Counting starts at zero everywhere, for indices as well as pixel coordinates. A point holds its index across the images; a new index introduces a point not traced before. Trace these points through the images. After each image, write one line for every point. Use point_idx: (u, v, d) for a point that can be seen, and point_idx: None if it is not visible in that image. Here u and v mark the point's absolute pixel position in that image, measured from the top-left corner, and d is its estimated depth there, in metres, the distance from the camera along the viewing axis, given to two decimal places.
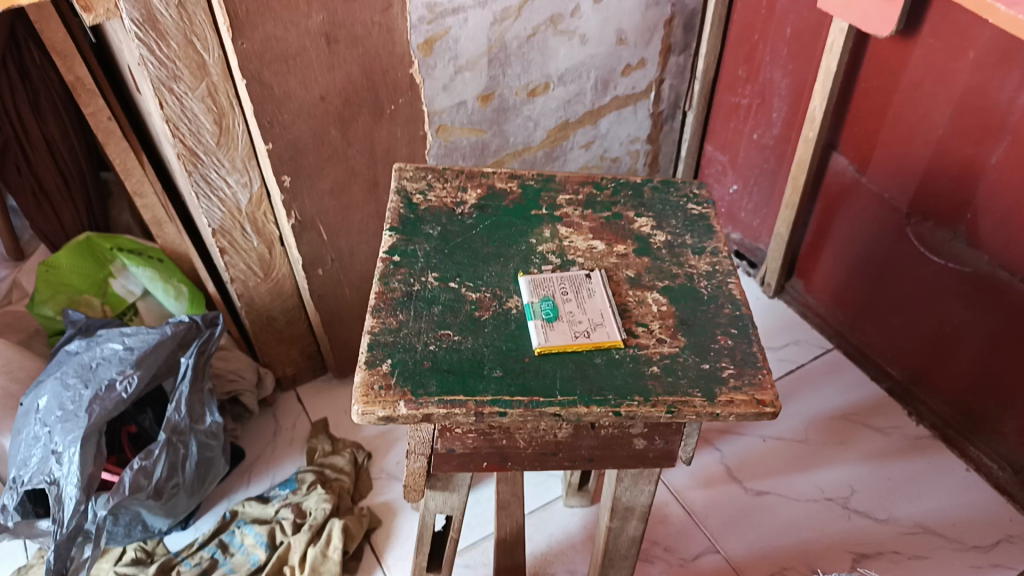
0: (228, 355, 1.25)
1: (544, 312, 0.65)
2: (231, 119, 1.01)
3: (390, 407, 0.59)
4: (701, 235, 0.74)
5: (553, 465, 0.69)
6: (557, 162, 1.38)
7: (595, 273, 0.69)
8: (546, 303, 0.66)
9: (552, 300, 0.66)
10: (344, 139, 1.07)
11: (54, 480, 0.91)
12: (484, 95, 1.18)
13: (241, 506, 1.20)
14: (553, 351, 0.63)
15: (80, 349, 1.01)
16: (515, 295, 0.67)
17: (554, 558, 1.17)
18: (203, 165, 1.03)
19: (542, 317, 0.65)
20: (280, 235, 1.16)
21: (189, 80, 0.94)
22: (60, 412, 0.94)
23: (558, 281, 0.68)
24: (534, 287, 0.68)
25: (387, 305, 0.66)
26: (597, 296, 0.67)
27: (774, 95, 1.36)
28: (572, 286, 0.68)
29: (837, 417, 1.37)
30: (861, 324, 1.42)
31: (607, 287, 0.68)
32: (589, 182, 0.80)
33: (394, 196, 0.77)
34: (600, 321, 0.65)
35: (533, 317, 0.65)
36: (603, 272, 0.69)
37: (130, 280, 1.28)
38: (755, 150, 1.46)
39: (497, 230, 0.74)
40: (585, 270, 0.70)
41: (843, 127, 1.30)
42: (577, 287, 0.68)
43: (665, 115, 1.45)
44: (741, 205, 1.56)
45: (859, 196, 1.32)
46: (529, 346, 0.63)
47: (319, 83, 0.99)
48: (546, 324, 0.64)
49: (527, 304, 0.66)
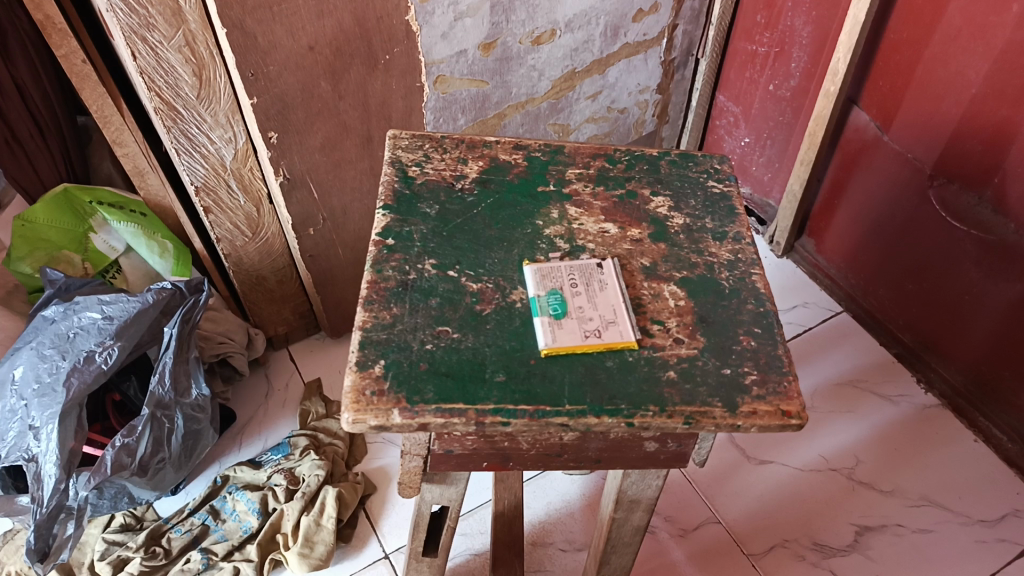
0: (217, 316, 1.19)
1: (551, 308, 0.60)
2: (211, 71, 0.93)
3: (383, 416, 0.54)
4: (722, 218, 0.68)
5: (557, 464, 0.65)
6: (562, 114, 1.30)
7: (608, 261, 0.64)
8: (553, 297, 0.61)
9: (560, 293, 0.61)
10: (335, 92, 0.99)
11: (32, 458, 0.88)
12: (486, 44, 1.10)
13: (232, 471, 1.17)
14: (562, 353, 0.58)
15: (56, 317, 0.95)
16: (520, 286, 0.62)
17: (553, 527, 1.13)
18: (183, 119, 0.96)
19: (550, 314, 0.60)
20: (268, 192, 1.10)
21: (164, 28, 0.86)
22: (36, 385, 0.90)
23: (567, 271, 0.63)
24: (540, 277, 0.62)
25: (380, 297, 0.61)
26: (610, 289, 0.61)
27: (794, 44, 1.27)
28: (583, 277, 0.62)
29: (844, 384, 1.33)
30: (874, 288, 1.36)
31: (620, 278, 0.62)
32: (600, 155, 0.73)
33: (388, 168, 0.71)
34: (612, 318, 0.60)
35: (540, 313, 0.60)
36: (616, 260, 0.64)
37: (111, 235, 1.21)
38: (771, 102, 1.37)
39: (501, 210, 0.68)
40: (596, 258, 0.64)
41: (867, 81, 1.22)
42: (587, 278, 0.62)
43: (676, 63, 1.37)
44: (753, 158, 1.48)
45: (880, 154, 1.24)
46: (535, 346, 0.58)
47: (307, 32, 0.91)
48: (554, 321, 0.59)
49: (533, 298, 0.61)
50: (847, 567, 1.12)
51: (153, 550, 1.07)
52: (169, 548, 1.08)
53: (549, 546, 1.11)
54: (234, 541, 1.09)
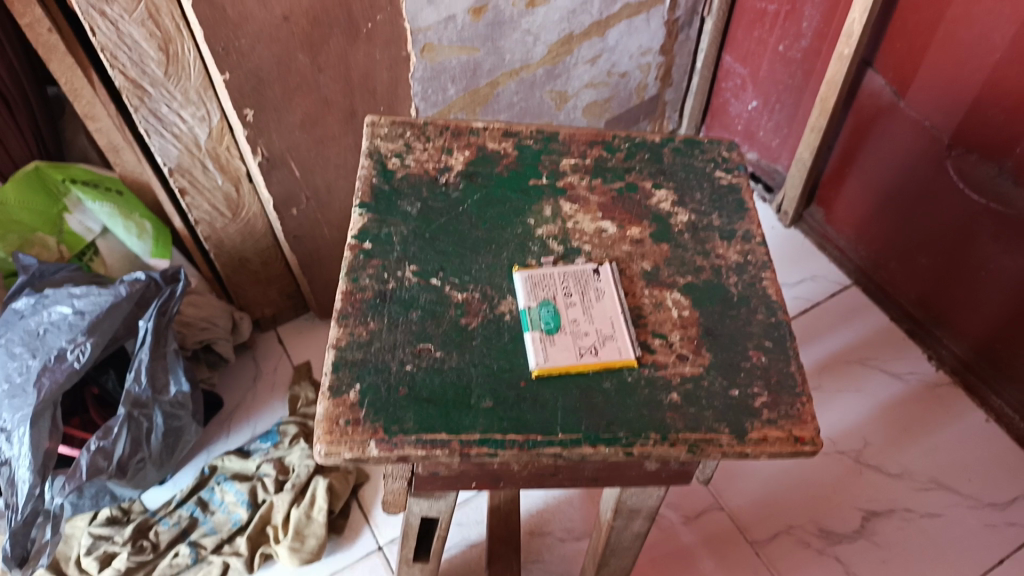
0: (199, 301, 1.14)
1: (543, 321, 0.57)
2: (179, 46, 0.86)
3: (359, 448, 0.51)
4: (731, 213, 0.66)
5: (552, 483, 0.61)
6: (559, 80, 1.23)
7: (605, 267, 0.61)
8: (545, 309, 0.58)
9: (553, 304, 0.58)
10: (314, 66, 0.92)
11: (5, 461, 0.85)
12: (476, 8, 1.02)
13: (220, 460, 1.13)
14: (552, 373, 0.55)
15: (26, 309, 0.90)
16: (510, 296, 0.59)
17: (552, 515, 1.09)
18: (151, 98, 0.90)
19: (541, 328, 0.57)
20: (247, 172, 1.03)
21: (124, 1, 0.79)
22: (7, 386, 0.85)
23: (560, 278, 0.60)
24: (531, 286, 0.59)
25: (356, 310, 0.57)
26: (607, 297, 0.59)
27: (805, 1, 1.18)
28: (577, 284, 0.60)
29: (853, 361, 1.28)
30: (886, 261, 1.30)
31: (618, 286, 0.60)
32: (598, 143, 0.70)
33: (366, 160, 0.67)
34: (610, 333, 0.57)
35: (532, 327, 0.57)
36: (614, 264, 0.62)
37: (87, 215, 1.12)
38: (780, 64, 1.29)
39: (489, 207, 0.65)
40: (593, 262, 0.62)
41: (883, 42, 1.14)
42: (582, 286, 0.60)
43: (681, 23, 1.29)
44: (760, 123, 1.40)
45: (894, 122, 1.17)
46: (525, 366, 0.55)
47: (280, 1, 0.83)
48: (545, 335, 0.57)
49: (524, 310, 0.58)
50: (853, 554, 1.09)
51: (140, 544, 1.03)
52: (157, 541, 1.04)
53: (547, 535, 1.07)
54: (223, 534, 1.05)
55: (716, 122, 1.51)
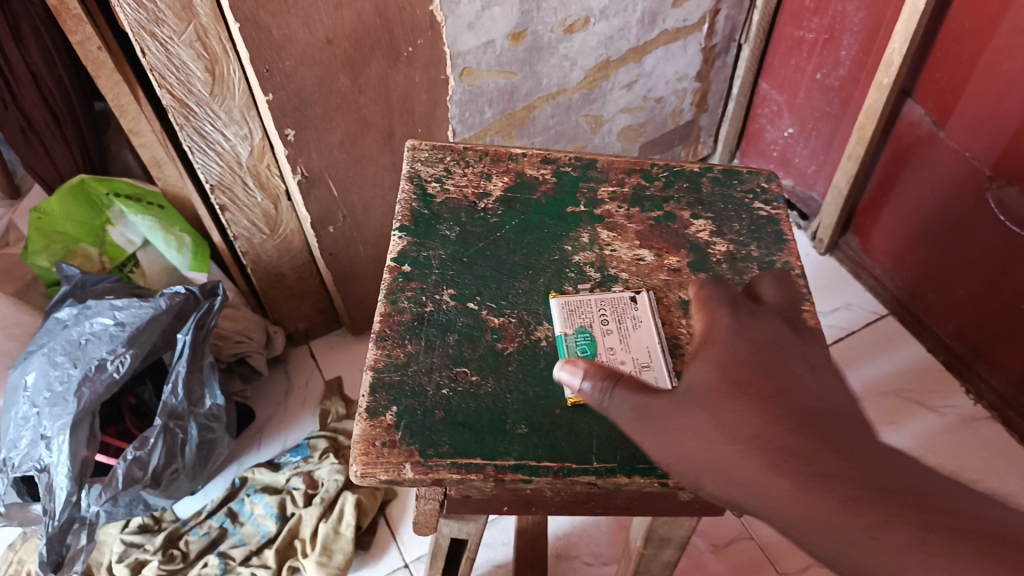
0: (235, 314, 1.16)
1: (579, 349, 0.60)
2: (225, 67, 0.87)
3: (395, 470, 0.54)
4: (769, 245, 0.69)
5: (585, 509, 0.61)
6: (595, 105, 1.23)
7: (643, 294, 0.64)
8: (582, 336, 0.60)
9: (589, 332, 0.61)
10: (355, 87, 0.93)
11: (44, 468, 0.86)
12: (515, 33, 1.02)
13: (250, 473, 1.14)
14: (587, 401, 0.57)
15: (69, 320, 0.92)
16: (546, 322, 0.62)
17: (578, 539, 1.08)
18: (196, 117, 0.91)
19: (577, 357, 0.59)
20: (286, 189, 1.05)
21: (174, 23, 0.81)
22: (48, 394, 0.87)
23: (598, 306, 0.62)
24: (567, 313, 0.62)
25: (394, 332, 0.61)
26: (644, 328, 0.61)
27: (844, 31, 1.18)
28: (614, 311, 0.62)
29: (889, 395, 1.26)
30: (923, 292, 1.27)
31: (656, 316, 0.62)
32: (636, 171, 0.74)
33: (407, 184, 0.71)
34: (646, 362, 0.59)
35: (567, 353, 0.60)
36: (652, 292, 0.64)
37: (128, 228, 1.14)
38: (818, 92, 1.28)
39: (526, 233, 0.68)
40: (630, 290, 0.64)
41: (924, 71, 1.11)
42: (619, 313, 0.62)
43: (718, 50, 1.29)
44: (795, 150, 1.39)
45: (933, 152, 1.14)
46: (561, 395, 0.58)
47: (324, 24, 0.84)
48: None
49: (560, 336, 0.60)
50: None
51: (171, 553, 1.05)
52: (187, 551, 1.06)
53: (574, 560, 1.07)
54: (252, 546, 1.06)
55: (751, 147, 1.50)
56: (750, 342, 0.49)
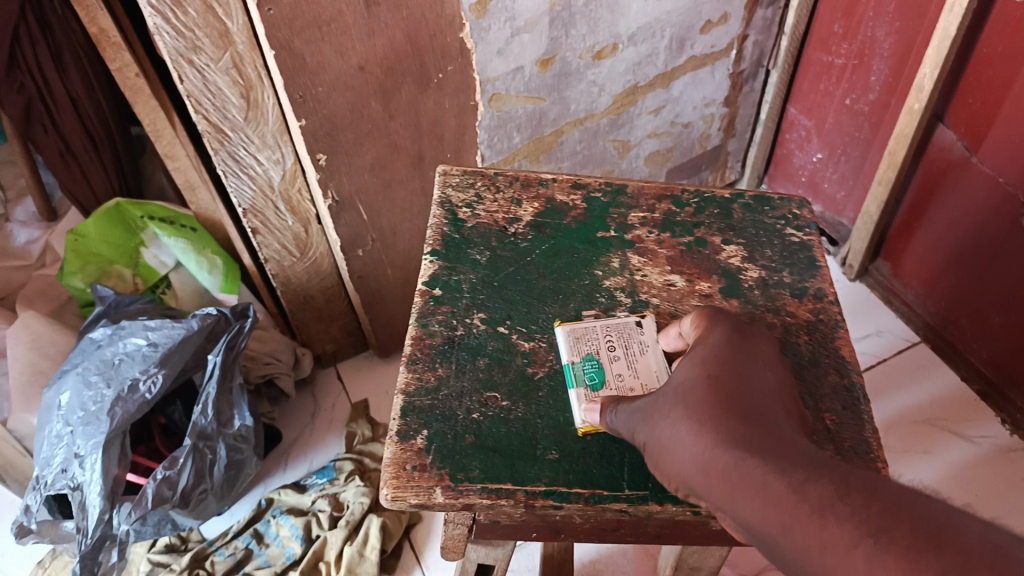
0: (264, 336, 1.17)
1: (588, 377, 0.60)
2: (259, 93, 0.89)
3: (425, 494, 0.54)
4: (802, 271, 0.69)
5: (612, 536, 0.61)
6: (623, 129, 1.24)
7: (647, 319, 0.64)
8: (590, 364, 0.61)
9: (597, 359, 0.61)
10: (386, 112, 0.94)
11: (77, 486, 0.88)
12: (544, 59, 1.03)
13: (276, 494, 1.14)
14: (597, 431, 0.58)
15: (103, 340, 0.94)
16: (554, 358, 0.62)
17: (604, 567, 1.07)
18: (231, 141, 0.93)
19: (587, 384, 0.59)
20: (317, 213, 1.06)
21: (211, 50, 0.83)
22: (81, 413, 0.89)
23: (603, 333, 0.63)
24: (573, 340, 0.62)
25: (424, 356, 0.61)
26: (650, 351, 0.62)
27: (874, 55, 1.17)
28: (620, 338, 0.62)
29: (922, 423, 1.24)
30: (956, 319, 1.25)
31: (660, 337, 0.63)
32: (667, 197, 0.74)
33: (438, 209, 0.71)
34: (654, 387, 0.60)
35: (576, 384, 0.59)
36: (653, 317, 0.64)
37: (161, 249, 1.15)
38: (847, 117, 1.28)
39: (556, 257, 0.68)
40: (634, 316, 0.64)
41: (955, 96, 1.10)
42: (624, 339, 0.62)
43: (746, 75, 1.30)
44: (824, 175, 1.39)
45: (966, 176, 1.13)
46: (573, 424, 0.58)
47: (357, 51, 0.86)
48: (589, 391, 0.59)
49: (567, 365, 0.61)
50: None
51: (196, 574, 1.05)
52: (213, 570, 1.06)
53: None
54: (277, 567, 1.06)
55: (779, 172, 1.50)
56: (740, 364, 0.52)
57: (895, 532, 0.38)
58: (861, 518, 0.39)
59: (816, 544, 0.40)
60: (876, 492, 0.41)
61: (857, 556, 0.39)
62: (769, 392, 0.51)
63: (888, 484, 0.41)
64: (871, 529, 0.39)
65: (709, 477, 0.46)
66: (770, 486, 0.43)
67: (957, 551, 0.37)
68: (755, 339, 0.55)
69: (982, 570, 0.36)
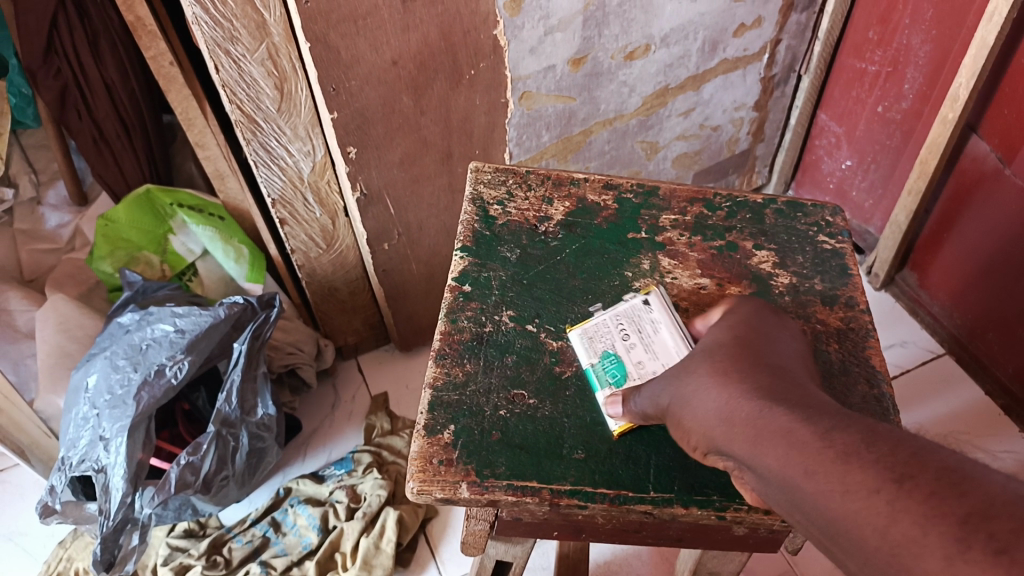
0: (288, 326, 1.18)
1: (609, 374, 0.60)
2: (293, 84, 0.89)
3: (451, 489, 0.54)
4: (833, 278, 0.68)
5: (635, 538, 0.62)
6: (652, 131, 1.23)
7: (651, 294, 0.64)
8: (609, 360, 0.61)
9: (614, 354, 0.61)
10: (417, 107, 0.94)
11: (102, 468, 0.88)
12: (576, 59, 1.03)
13: (295, 483, 1.15)
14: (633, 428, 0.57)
15: (131, 325, 0.95)
16: (572, 359, 0.62)
17: (619, 568, 1.06)
18: (263, 132, 0.93)
19: (611, 385, 0.60)
20: (344, 206, 1.07)
21: (248, 41, 0.83)
22: (109, 396, 0.90)
23: (614, 323, 0.63)
24: (588, 341, 0.62)
25: (453, 350, 0.62)
26: (662, 326, 0.62)
27: (909, 63, 1.16)
28: (631, 324, 0.63)
29: (945, 436, 1.22)
30: (982, 332, 1.24)
31: (666, 307, 0.63)
32: (698, 200, 0.73)
33: (469, 205, 0.71)
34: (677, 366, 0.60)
35: (601, 386, 0.60)
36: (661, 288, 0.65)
37: (189, 237, 1.16)
38: (878, 124, 1.26)
39: (587, 257, 0.68)
40: (639, 294, 0.65)
41: (992, 106, 1.09)
42: (636, 324, 0.63)
43: (777, 80, 1.29)
44: (853, 183, 1.37)
45: (999, 188, 1.11)
46: (607, 428, 0.58)
47: (391, 46, 0.86)
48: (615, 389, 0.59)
49: (588, 368, 0.61)
50: None
51: (214, 559, 1.06)
52: (230, 558, 1.07)
53: None
54: (293, 555, 1.06)
55: (806, 179, 1.49)
56: (769, 341, 0.53)
57: (918, 479, 0.36)
58: (884, 466, 0.38)
59: (837, 489, 0.39)
60: (903, 442, 0.39)
61: (879, 502, 0.37)
62: (803, 377, 0.50)
63: (918, 438, 0.40)
64: (896, 477, 0.37)
65: (744, 466, 0.45)
66: (795, 433, 0.42)
67: (980, 497, 0.34)
68: (790, 327, 0.55)
69: (1006, 518, 0.33)
